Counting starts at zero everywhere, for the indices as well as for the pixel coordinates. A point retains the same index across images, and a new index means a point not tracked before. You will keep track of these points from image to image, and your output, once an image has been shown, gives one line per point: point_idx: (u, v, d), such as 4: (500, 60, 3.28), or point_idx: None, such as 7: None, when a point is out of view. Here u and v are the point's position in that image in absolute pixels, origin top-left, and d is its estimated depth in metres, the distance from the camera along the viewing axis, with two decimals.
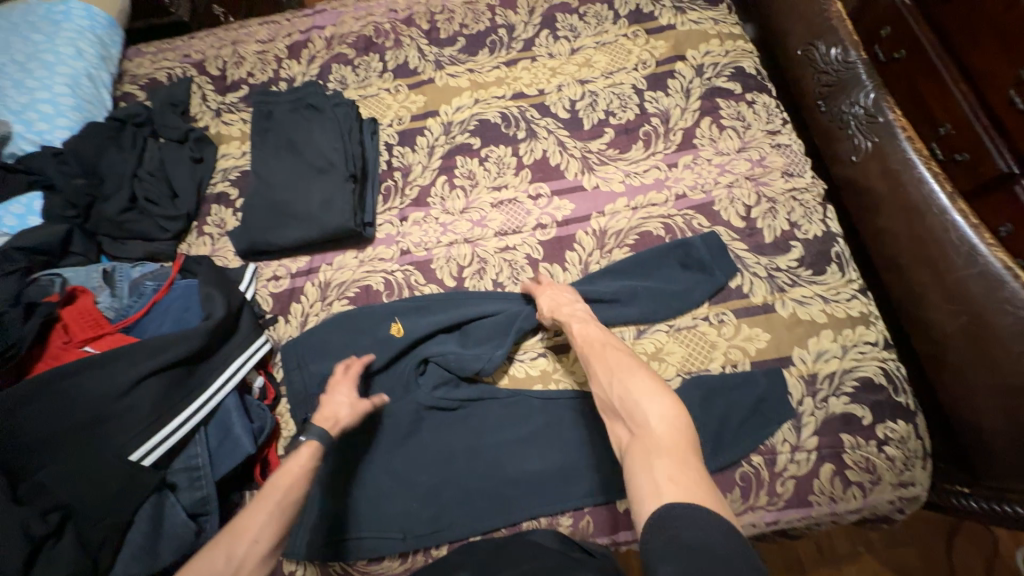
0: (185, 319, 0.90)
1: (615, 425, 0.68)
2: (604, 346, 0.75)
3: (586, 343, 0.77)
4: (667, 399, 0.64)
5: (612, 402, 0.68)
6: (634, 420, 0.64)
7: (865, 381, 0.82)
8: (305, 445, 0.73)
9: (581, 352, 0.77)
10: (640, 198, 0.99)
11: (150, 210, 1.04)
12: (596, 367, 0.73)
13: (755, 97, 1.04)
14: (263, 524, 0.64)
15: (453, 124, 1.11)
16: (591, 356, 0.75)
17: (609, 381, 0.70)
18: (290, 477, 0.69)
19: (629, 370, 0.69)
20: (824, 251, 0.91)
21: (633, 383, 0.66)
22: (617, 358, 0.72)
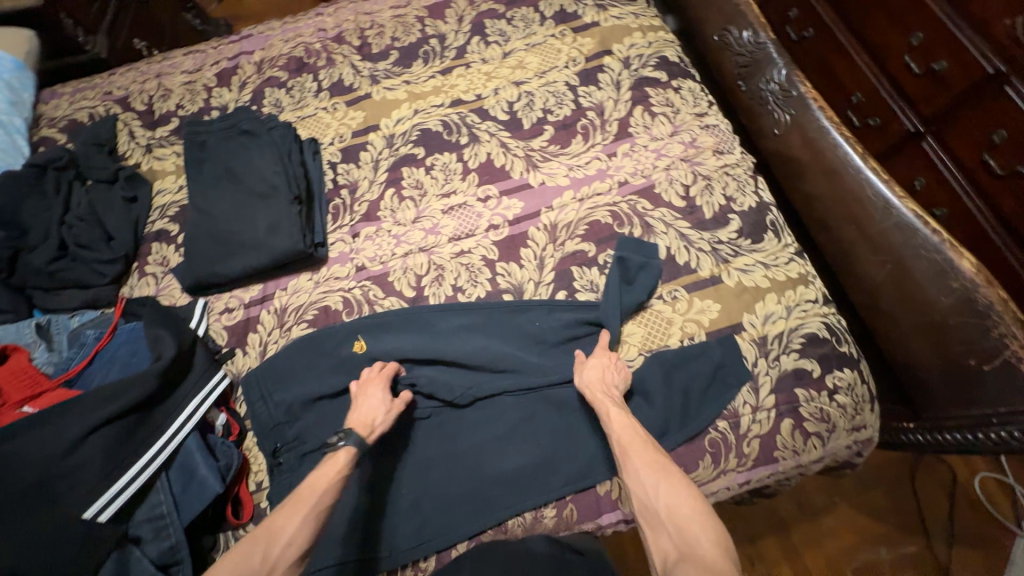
0: (133, 364, 0.86)
1: (654, 535, 0.65)
2: (645, 443, 0.73)
3: (623, 433, 0.75)
4: (715, 522, 0.64)
5: (658, 510, 0.66)
6: (682, 535, 0.63)
7: (810, 336, 0.87)
8: (342, 451, 0.74)
9: (617, 441, 0.74)
10: (586, 189, 1.02)
11: (83, 256, 0.99)
12: (639, 463, 0.70)
13: (680, 83, 1.10)
14: (297, 527, 0.65)
15: (395, 136, 1.12)
16: (631, 449, 0.72)
17: (657, 485, 0.68)
18: (327, 483, 0.70)
19: (678, 481, 0.68)
20: (760, 221, 0.96)
21: (679, 494, 0.66)
22: (662, 461, 0.71)
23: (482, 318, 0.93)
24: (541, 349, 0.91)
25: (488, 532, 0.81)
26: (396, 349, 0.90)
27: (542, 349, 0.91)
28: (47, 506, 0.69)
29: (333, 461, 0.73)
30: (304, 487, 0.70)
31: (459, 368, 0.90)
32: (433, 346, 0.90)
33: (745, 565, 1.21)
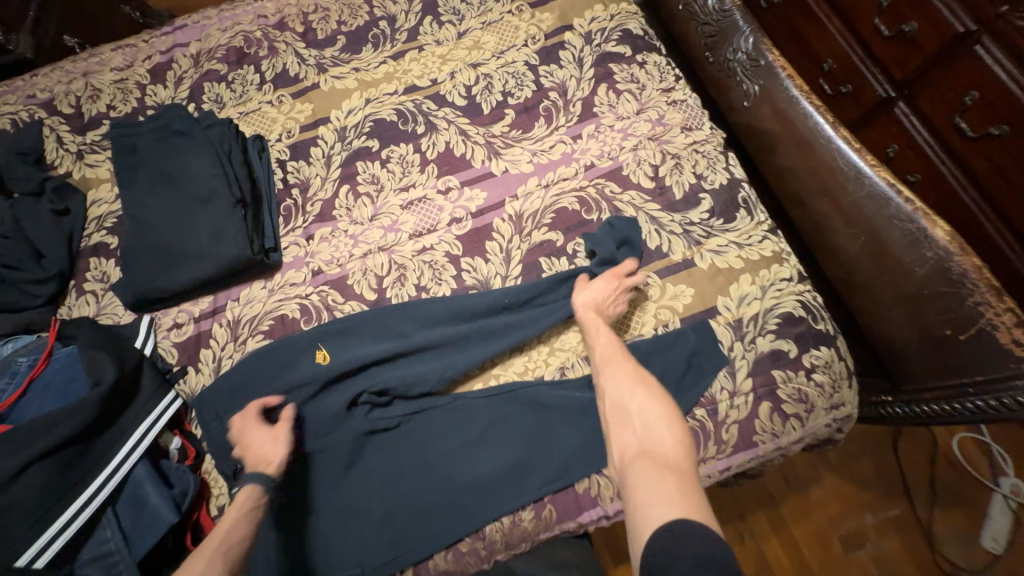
0: (71, 392, 0.80)
1: (619, 433, 0.69)
2: (628, 360, 0.77)
3: (606, 348, 0.79)
4: (682, 428, 0.67)
5: (629, 412, 0.70)
6: (645, 434, 0.67)
7: (787, 316, 0.85)
8: (241, 492, 0.72)
9: (599, 357, 0.79)
10: (550, 174, 0.97)
11: (10, 276, 0.91)
12: (616, 373, 0.75)
13: (645, 57, 1.04)
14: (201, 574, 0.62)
15: (347, 128, 1.04)
16: (613, 362, 0.77)
17: (632, 391, 0.72)
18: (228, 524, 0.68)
19: (652, 388, 0.72)
20: (732, 199, 0.93)
21: (648, 400, 0.70)
22: (637, 372, 0.75)
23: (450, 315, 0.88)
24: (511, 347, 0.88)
25: (465, 541, 0.78)
26: (359, 356, 0.85)
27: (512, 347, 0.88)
28: None
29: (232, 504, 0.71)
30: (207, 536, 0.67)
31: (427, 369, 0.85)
32: (400, 348, 0.85)
33: (734, 540, 1.21)
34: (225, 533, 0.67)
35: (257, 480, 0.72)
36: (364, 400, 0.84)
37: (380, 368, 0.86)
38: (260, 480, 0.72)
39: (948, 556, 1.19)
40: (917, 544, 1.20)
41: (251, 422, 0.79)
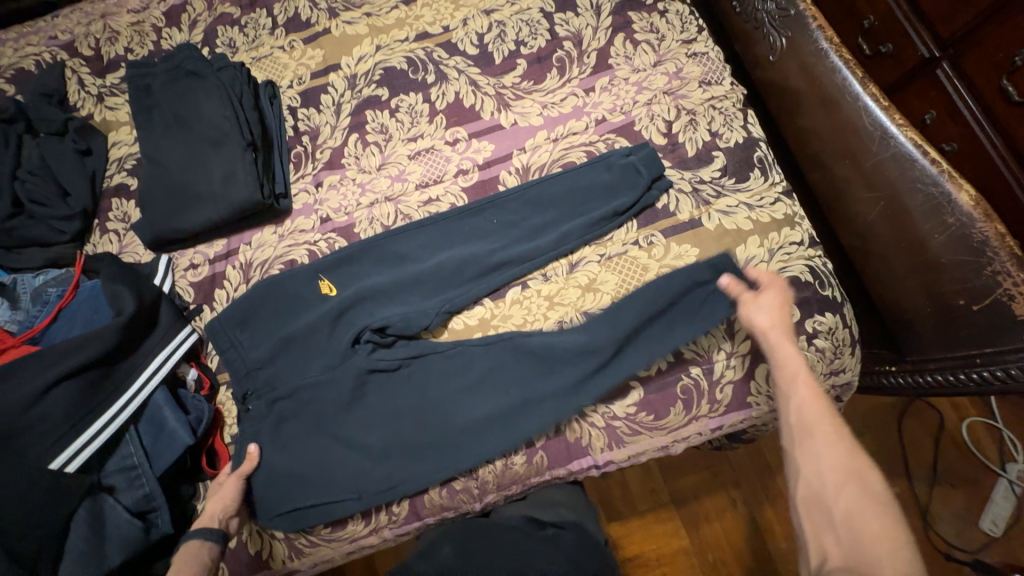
0: (96, 321, 0.85)
1: (821, 536, 0.55)
2: (838, 437, 0.59)
3: (809, 419, 0.62)
4: (912, 556, 0.50)
5: (831, 510, 0.55)
6: (852, 545, 0.52)
7: (792, 280, 0.83)
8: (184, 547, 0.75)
9: (799, 423, 0.62)
10: (560, 128, 0.95)
11: (39, 212, 0.96)
12: (823, 453, 0.59)
13: (667, 6, 0.99)
14: None
15: (357, 76, 1.03)
16: (814, 438, 0.60)
17: (839, 487, 0.56)
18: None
19: (871, 491, 0.55)
20: (746, 158, 0.89)
21: (868, 505, 0.54)
22: (855, 457, 0.58)
23: (445, 254, 0.90)
24: (512, 300, 0.88)
25: (459, 479, 0.82)
26: (361, 288, 0.89)
27: (514, 299, 0.88)
28: (16, 456, 0.69)
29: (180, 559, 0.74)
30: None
31: (424, 300, 0.88)
32: (401, 278, 0.89)
33: (726, 506, 1.19)
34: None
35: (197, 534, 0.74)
36: (368, 337, 0.87)
37: (379, 299, 0.89)
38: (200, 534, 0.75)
39: (944, 535, 1.18)
40: (912, 520, 1.20)
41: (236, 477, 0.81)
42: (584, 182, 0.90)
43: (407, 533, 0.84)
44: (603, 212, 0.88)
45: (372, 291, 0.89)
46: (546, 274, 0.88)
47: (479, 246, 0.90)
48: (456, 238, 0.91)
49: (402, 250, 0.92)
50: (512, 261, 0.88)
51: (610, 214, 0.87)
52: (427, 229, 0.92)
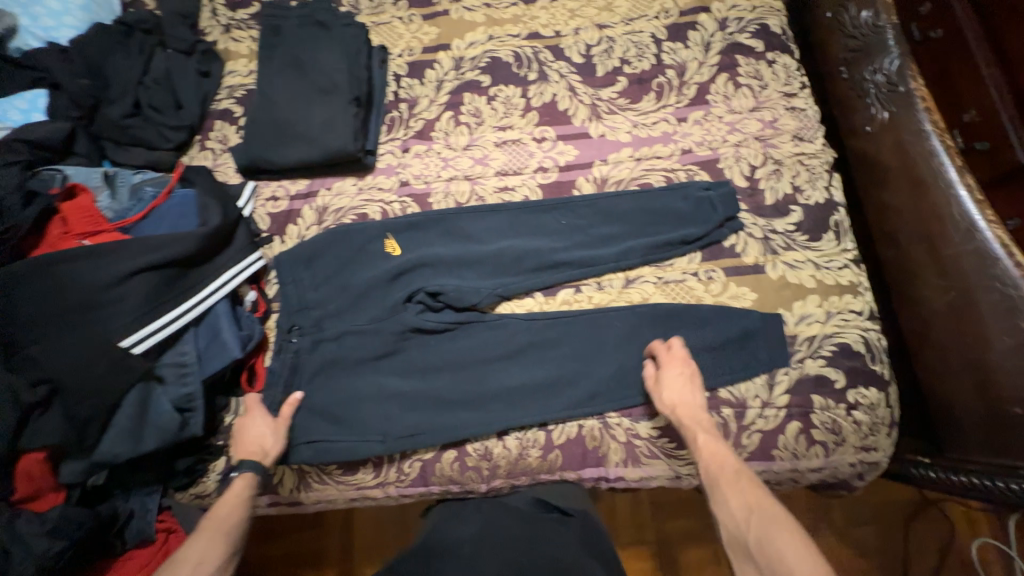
0: (181, 226, 0.90)
1: (748, 566, 0.62)
2: (738, 475, 0.68)
3: (713, 462, 0.71)
4: (814, 558, 0.57)
5: (746, 542, 0.63)
6: (770, 567, 0.59)
7: (844, 347, 0.83)
8: (239, 477, 0.77)
9: (708, 469, 0.71)
10: (645, 149, 0.97)
11: (153, 117, 1.04)
12: (729, 492, 0.67)
13: (776, 57, 1.01)
14: (206, 555, 0.70)
15: (464, 59, 1.09)
16: (722, 482, 0.69)
17: (748, 520, 0.64)
18: (228, 507, 0.75)
19: (770, 513, 0.63)
20: (822, 218, 0.90)
21: (772, 524, 0.62)
22: (754, 488, 0.67)
23: (509, 240, 0.93)
24: (562, 300, 0.90)
25: (472, 456, 0.85)
26: (423, 253, 0.92)
27: (563, 300, 0.90)
28: (89, 327, 0.73)
29: (231, 488, 0.77)
30: (205, 518, 0.74)
31: (480, 278, 0.91)
32: (463, 252, 0.92)
33: (710, 560, 1.17)
34: (227, 516, 0.74)
35: (251, 467, 0.78)
36: (420, 299, 0.90)
37: (438, 267, 0.92)
38: (256, 468, 0.78)
39: None
40: None
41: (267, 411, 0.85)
42: (658, 206, 0.92)
43: (410, 495, 0.87)
44: (672, 237, 0.89)
45: (432, 258, 0.92)
46: (600, 283, 0.90)
47: (542, 241, 0.93)
48: (523, 227, 0.94)
49: (470, 227, 0.95)
50: (572, 261, 0.90)
51: (677, 240, 0.89)
52: (497, 214, 0.96)
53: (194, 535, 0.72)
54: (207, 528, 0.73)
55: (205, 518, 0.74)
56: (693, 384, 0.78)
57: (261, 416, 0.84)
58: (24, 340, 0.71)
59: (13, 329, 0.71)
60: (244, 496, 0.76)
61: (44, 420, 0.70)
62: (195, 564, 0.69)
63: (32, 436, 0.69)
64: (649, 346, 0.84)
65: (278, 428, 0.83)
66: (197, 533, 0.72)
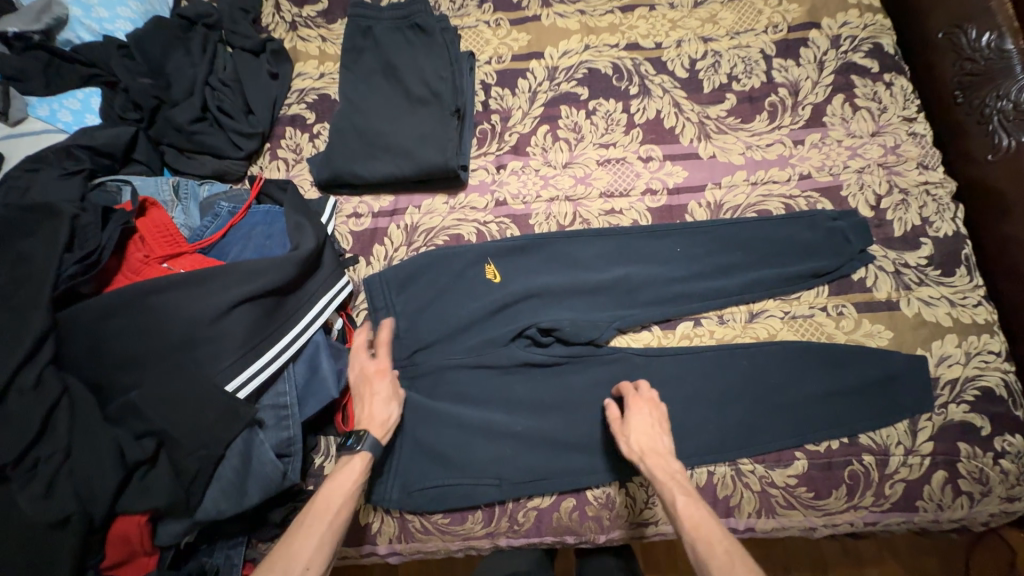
0: (267, 248, 0.82)
1: None
2: (726, 553, 0.58)
3: (699, 536, 0.60)
4: None
5: None
6: None
7: (986, 391, 0.78)
8: (357, 456, 0.69)
9: (693, 545, 0.60)
10: (761, 173, 0.92)
11: (223, 124, 0.95)
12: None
13: (893, 78, 0.96)
14: (315, 550, 0.62)
15: (558, 69, 1.01)
16: (711, 564, 0.58)
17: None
18: (343, 492, 0.66)
19: None
20: (954, 252, 0.85)
21: None
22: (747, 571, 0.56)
23: (619, 270, 0.87)
24: (681, 333, 0.84)
25: (592, 504, 0.78)
26: (530, 282, 0.86)
27: (683, 333, 0.84)
28: (191, 368, 0.65)
29: (348, 466, 0.68)
30: (316, 505, 0.64)
31: (595, 309, 0.85)
32: (574, 279, 0.86)
33: None
34: (338, 505, 0.65)
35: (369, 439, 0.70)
36: (530, 334, 0.83)
37: (547, 296, 0.85)
38: (374, 447, 0.70)
39: None
40: None
41: (378, 378, 0.77)
42: (781, 236, 0.86)
43: (520, 545, 0.80)
44: (801, 270, 0.84)
45: (542, 287, 0.85)
46: (721, 317, 0.85)
47: (656, 270, 0.87)
48: (631, 255, 0.88)
49: (574, 254, 0.89)
50: (690, 293, 0.85)
51: (805, 271, 0.84)
52: (605, 240, 0.89)
53: (299, 521, 0.64)
54: (314, 516, 0.64)
55: (315, 504, 0.65)
56: (661, 429, 0.72)
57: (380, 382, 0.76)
58: (123, 385, 0.63)
59: (111, 373, 0.63)
60: (359, 478, 0.68)
61: (150, 478, 0.61)
62: (307, 563, 0.61)
63: (135, 497, 0.60)
64: (618, 386, 0.79)
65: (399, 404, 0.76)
66: (306, 522, 0.63)
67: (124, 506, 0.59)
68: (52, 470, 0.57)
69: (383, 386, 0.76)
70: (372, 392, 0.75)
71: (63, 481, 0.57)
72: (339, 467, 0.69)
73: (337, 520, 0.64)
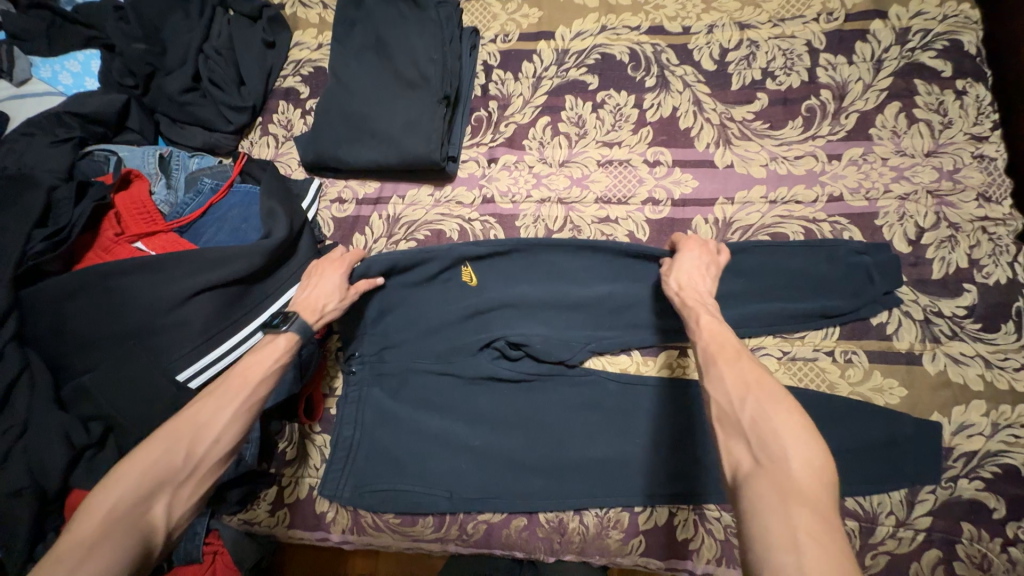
0: (242, 232, 0.80)
1: (731, 445, 0.50)
2: (735, 348, 0.57)
3: (713, 340, 0.59)
4: (813, 445, 0.46)
5: (736, 418, 0.51)
6: (765, 448, 0.47)
7: (1009, 470, 0.68)
8: (283, 336, 0.66)
9: (706, 345, 0.59)
10: (783, 190, 0.80)
11: (214, 94, 0.92)
12: (726, 365, 0.55)
13: (968, 86, 0.80)
14: (228, 423, 0.59)
15: (568, 52, 0.91)
16: (719, 358, 0.56)
17: (744, 396, 0.51)
18: (258, 375, 0.62)
19: (769, 391, 0.51)
20: (1003, 304, 0.73)
21: (771, 400, 0.50)
22: (753, 367, 0.54)
23: (605, 287, 0.79)
24: (663, 363, 0.78)
25: (544, 525, 0.76)
26: (507, 294, 0.80)
27: (665, 363, 0.78)
28: (147, 353, 0.66)
29: (270, 347, 0.65)
30: (231, 378, 0.61)
31: (572, 327, 0.79)
32: (556, 293, 0.80)
33: None
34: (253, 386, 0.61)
35: (297, 324, 0.68)
36: (498, 346, 0.79)
37: (520, 307, 0.80)
38: (302, 330, 0.67)
39: None
40: None
41: (330, 268, 0.75)
42: (796, 267, 0.75)
43: (468, 554, 0.80)
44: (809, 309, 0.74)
45: (519, 299, 0.79)
46: None
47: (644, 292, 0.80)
48: (619, 270, 0.79)
49: (559, 264, 0.80)
50: (680, 320, 0.76)
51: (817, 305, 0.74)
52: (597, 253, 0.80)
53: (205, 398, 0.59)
54: (224, 394, 0.60)
55: (230, 377, 0.61)
56: (709, 274, 0.70)
57: (329, 273, 0.74)
58: (81, 365, 0.65)
59: (71, 352, 0.65)
60: (285, 356, 0.65)
61: (97, 461, 0.63)
62: (220, 432, 0.58)
63: (85, 474, 0.62)
64: (673, 235, 0.77)
65: (344, 301, 0.73)
66: (219, 391, 0.60)
67: (75, 483, 0.62)
68: (7, 443, 0.60)
69: (334, 279, 0.74)
70: (320, 281, 0.73)
71: (17, 454, 0.60)
72: (260, 349, 0.65)
73: (252, 401, 0.61)
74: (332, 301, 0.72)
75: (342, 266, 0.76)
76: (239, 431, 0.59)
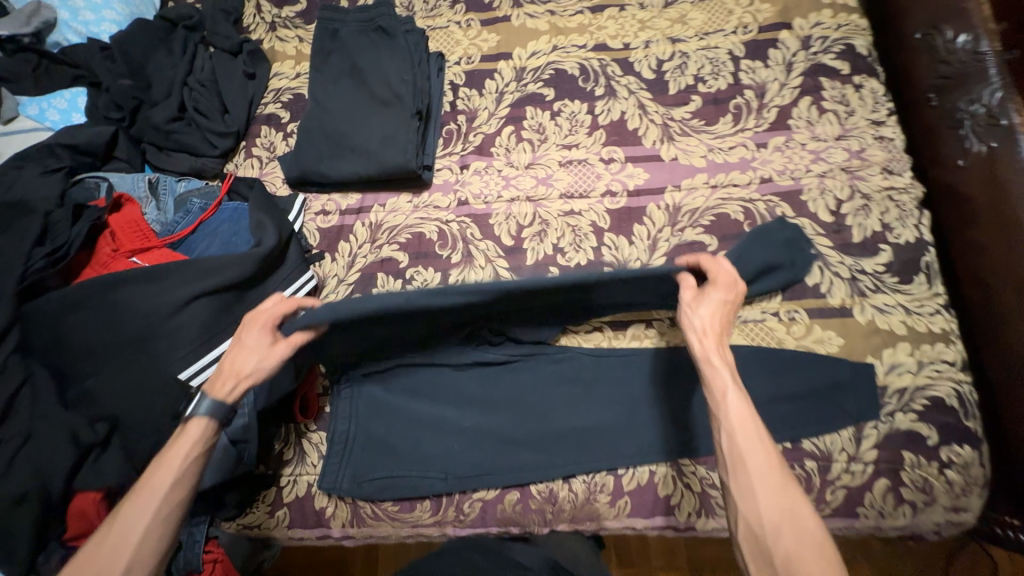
0: (233, 245, 0.85)
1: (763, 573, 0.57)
2: (771, 462, 0.61)
3: (745, 445, 0.62)
4: None
5: (771, 552, 0.56)
6: None
7: (936, 401, 0.78)
8: (192, 425, 0.65)
9: (738, 452, 0.62)
10: (722, 176, 0.91)
11: (199, 122, 0.98)
12: (761, 486, 0.59)
13: (864, 81, 0.94)
14: (141, 537, 0.59)
15: (526, 70, 1.02)
16: (754, 473, 0.60)
17: (778, 529, 0.57)
18: (164, 478, 0.61)
19: (804, 529, 0.57)
20: (913, 260, 0.84)
21: (805, 537, 0.56)
22: (787, 492, 0.59)
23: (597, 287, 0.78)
24: (633, 335, 0.85)
25: (536, 498, 0.80)
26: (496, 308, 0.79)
27: (634, 335, 0.85)
28: (147, 357, 0.69)
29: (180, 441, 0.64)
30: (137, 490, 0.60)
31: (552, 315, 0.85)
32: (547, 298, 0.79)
33: None
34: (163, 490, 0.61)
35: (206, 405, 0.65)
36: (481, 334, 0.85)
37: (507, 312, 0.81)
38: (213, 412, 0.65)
39: None
40: None
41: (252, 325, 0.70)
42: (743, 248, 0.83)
43: (466, 536, 0.83)
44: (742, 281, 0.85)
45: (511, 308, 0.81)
46: (673, 319, 0.85)
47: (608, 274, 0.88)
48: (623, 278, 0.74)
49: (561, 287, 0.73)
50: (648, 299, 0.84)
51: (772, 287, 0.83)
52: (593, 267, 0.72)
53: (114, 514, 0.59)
54: (131, 504, 0.60)
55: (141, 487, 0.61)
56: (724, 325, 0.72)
57: (251, 331, 0.70)
58: (83, 372, 0.68)
59: (73, 361, 0.68)
60: (197, 448, 0.64)
61: (101, 461, 0.65)
62: (138, 547, 0.58)
63: (88, 477, 0.64)
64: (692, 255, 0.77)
65: (265, 361, 0.69)
66: (130, 504, 0.60)
67: (79, 485, 0.64)
68: (13, 449, 0.63)
69: (256, 338, 0.70)
70: (243, 342, 0.70)
71: (20, 461, 0.62)
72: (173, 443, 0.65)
73: (166, 506, 0.60)
74: (251, 363, 0.68)
75: (265, 319, 0.71)
76: (159, 539, 0.60)
